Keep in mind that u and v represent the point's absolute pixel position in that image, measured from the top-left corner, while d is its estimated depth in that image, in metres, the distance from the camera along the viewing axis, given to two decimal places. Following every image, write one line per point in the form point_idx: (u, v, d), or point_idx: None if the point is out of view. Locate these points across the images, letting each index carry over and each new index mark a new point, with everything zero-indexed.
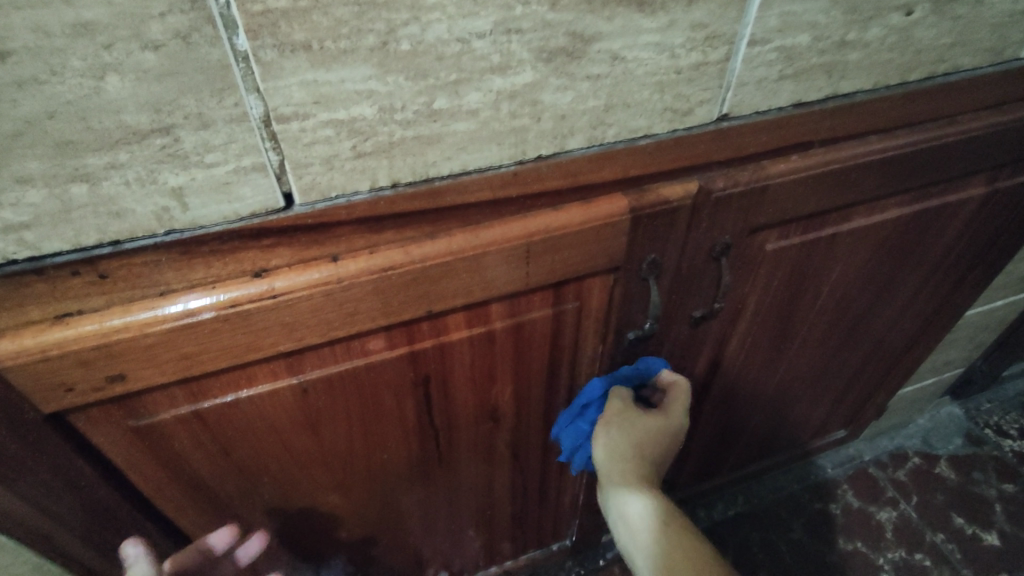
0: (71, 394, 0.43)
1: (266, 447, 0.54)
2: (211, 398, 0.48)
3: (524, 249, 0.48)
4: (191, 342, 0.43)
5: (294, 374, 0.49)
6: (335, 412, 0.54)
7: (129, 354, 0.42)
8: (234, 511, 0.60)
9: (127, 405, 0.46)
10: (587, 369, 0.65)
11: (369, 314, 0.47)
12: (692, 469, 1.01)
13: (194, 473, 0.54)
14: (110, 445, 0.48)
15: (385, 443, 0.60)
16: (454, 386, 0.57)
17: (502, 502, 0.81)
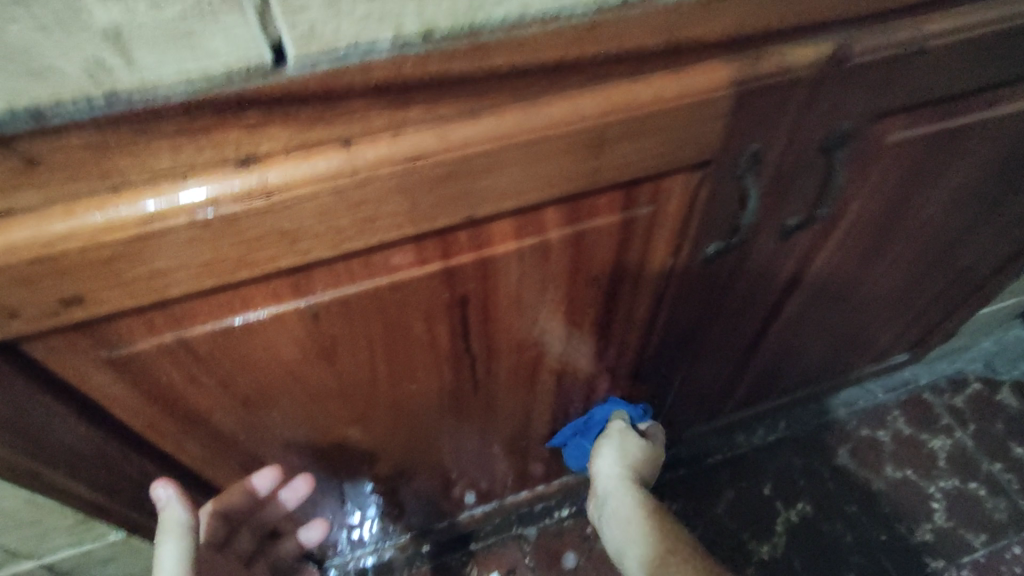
0: (16, 323, 0.33)
1: (273, 381, 0.46)
2: (199, 325, 0.39)
3: (597, 135, 0.37)
4: (163, 256, 0.33)
5: (302, 296, 0.39)
6: (355, 340, 0.45)
7: (82, 271, 0.32)
8: (245, 446, 0.53)
9: (95, 333, 0.37)
10: (647, 287, 0.55)
11: (394, 220, 0.36)
12: (740, 395, 0.94)
13: (192, 409, 0.46)
14: (82, 379, 0.40)
15: (415, 374, 0.52)
16: (496, 308, 0.48)
17: (539, 430, 0.75)
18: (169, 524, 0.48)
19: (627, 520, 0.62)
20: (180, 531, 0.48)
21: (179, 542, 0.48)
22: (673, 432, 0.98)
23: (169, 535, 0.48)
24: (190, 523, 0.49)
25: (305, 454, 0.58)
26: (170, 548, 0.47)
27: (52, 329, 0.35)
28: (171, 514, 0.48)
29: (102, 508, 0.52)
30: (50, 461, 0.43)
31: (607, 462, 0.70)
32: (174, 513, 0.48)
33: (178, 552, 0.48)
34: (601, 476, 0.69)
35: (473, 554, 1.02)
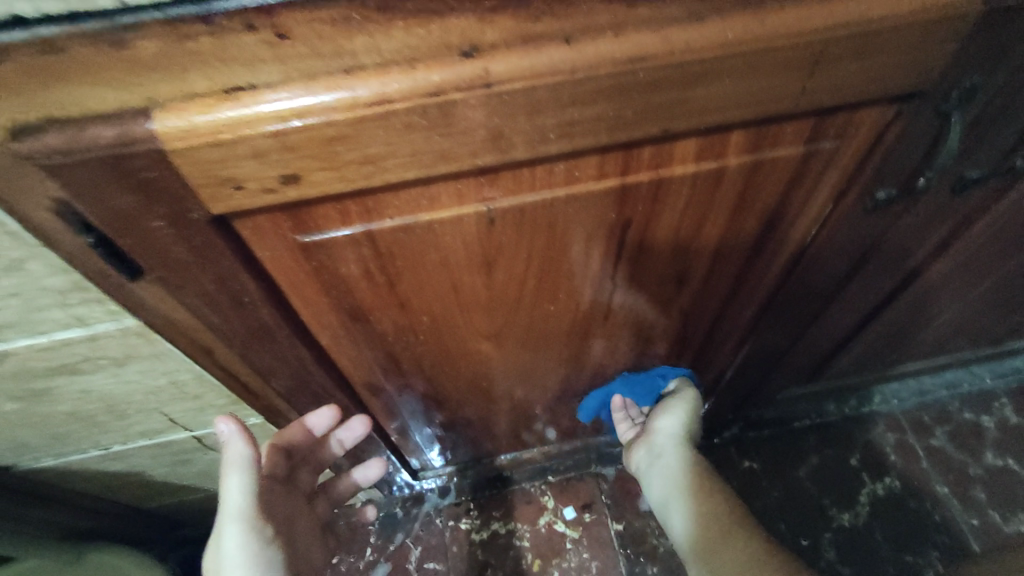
0: (240, 196, 0.35)
1: (435, 287, 0.48)
2: (385, 219, 0.40)
3: (818, 51, 0.34)
4: (379, 140, 0.34)
5: (483, 199, 0.40)
6: (517, 251, 0.46)
7: (306, 151, 0.33)
8: (388, 346, 0.56)
9: (295, 217, 0.39)
10: (802, 230, 0.52)
11: (593, 125, 0.36)
12: (846, 361, 0.91)
13: (354, 303, 0.48)
14: (273, 260, 0.42)
15: (557, 295, 0.53)
16: (654, 235, 0.47)
17: (646, 370, 0.75)
18: (231, 456, 0.53)
19: (691, 497, 0.70)
20: (242, 465, 0.53)
21: (241, 474, 0.53)
22: (767, 393, 0.96)
23: (234, 466, 0.53)
24: (252, 457, 0.54)
25: (435, 362, 0.61)
26: (235, 480, 0.53)
27: (263, 207, 0.37)
28: (234, 447, 0.53)
29: (257, 388, 0.57)
30: (230, 335, 0.47)
31: (668, 430, 0.77)
32: (237, 446, 0.53)
33: (241, 485, 0.54)
34: (662, 431, 0.77)
35: (550, 485, 1.06)
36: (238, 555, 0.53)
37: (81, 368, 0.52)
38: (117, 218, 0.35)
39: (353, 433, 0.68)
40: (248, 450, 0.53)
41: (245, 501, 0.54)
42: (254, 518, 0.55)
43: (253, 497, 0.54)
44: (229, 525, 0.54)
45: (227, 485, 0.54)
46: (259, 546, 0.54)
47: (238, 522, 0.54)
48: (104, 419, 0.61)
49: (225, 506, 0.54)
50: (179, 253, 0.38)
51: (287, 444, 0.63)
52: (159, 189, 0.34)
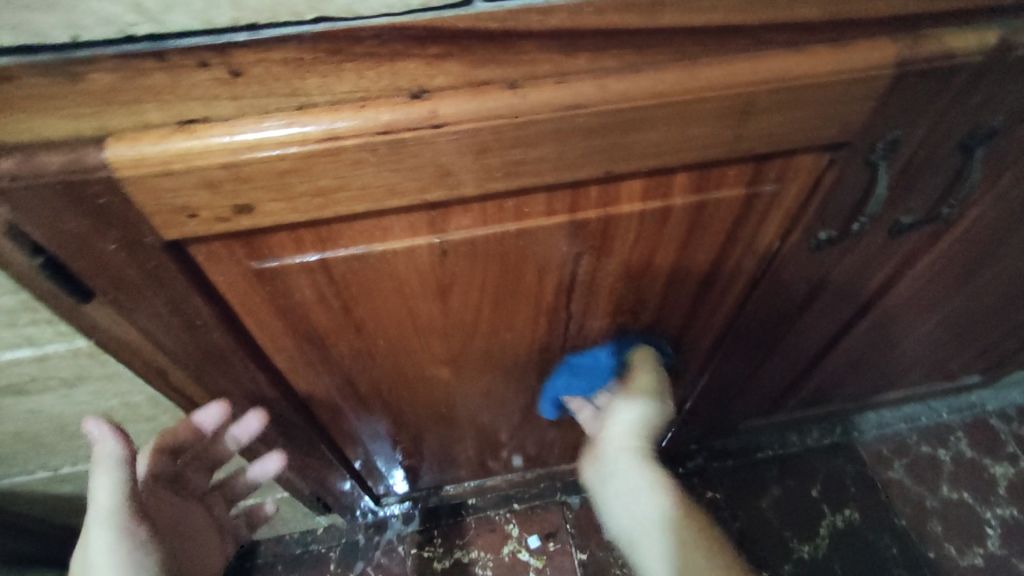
0: (194, 223, 0.36)
1: (392, 314, 0.49)
2: (339, 247, 0.41)
3: (746, 103, 0.36)
4: (330, 174, 0.35)
5: (434, 232, 0.42)
6: (470, 280, 0.47)
7: (258, 182, 0.35)
8: (346, 371, 0.56)
9: (250, 243, 0.40)
10: (750, 268, 0.55)
11: (538, 164, 0.38)
12: (804, 393, 0.93)
13: (311, 329, 0.49)
14: (229, 285, 0.43)
15: (513, 324, 0.54)
16: (605, 269, 0.49)
17: None
18: (100, 455, 0.50)
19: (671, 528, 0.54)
20: (113, 463, 0.50)
21: (110, 473, 0.50)
22: (730, 423, 0.98)
23: (102, 466, 0.50)
24: (123, 455, 0.50)
25: (394, 387, 0.62)
26: (104, 482, 0.50)
27: (217, 234, 0.38)
28: (104, 445, 0.50)
29: (213, 409, 0.57)
30: (184, 357, 0.48)
31: (623, 424, 0.62)
32: (105, 445, 0.49)
33: (110, 484, 0.50)
34: (611, 435, 0.62)
35: (515, 513, 1.06)
36: (104, 558, 0.49)
37: (28, 388, 0.51)
38: (69, 240, 0.35)
39: (247, 430, 0.58)
40: (121, 448, 0.50)
41: (115, 502, 0.50)
42: (125, 522, 0.51)
43: (123, 495, 0.50)
44: (97, 528, 0.49)
45: (96, 484, 0.50)
46: (131, 549, 0.50)
47: (105, 526, 0.50)
48: (53, 439, 0.60)
49: (93, 507, 0.50)
50: (131, 275, 0.39)
51: (170, 447, 0.57)
52: (111, 214, 0.35)
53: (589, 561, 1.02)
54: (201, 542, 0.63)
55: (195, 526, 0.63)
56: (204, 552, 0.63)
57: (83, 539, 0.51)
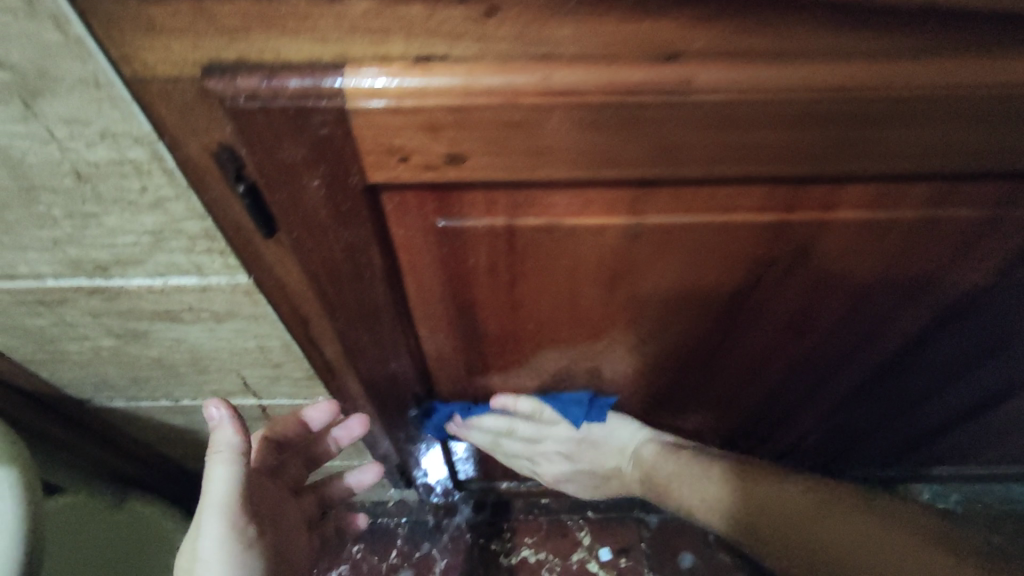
0: (401, 169, 0.35)
1: (554, 294, 0.47)
2: (528, 218, 0.39)
3: (1021, 109, 0.31)
4: (554, 132, 0.32)
5: (635, 213, 0.39)
6: (651, 269, 0.45)
7: (481, 132, 0.32)
8: (485, 344, 0.55)
9: (443, 198, 0.38)
10: (948, 303, 0.49)
11: (770, 150, 0.34)
12: (934, 452, 0.85)
13: (471, 298, 0.47)
14: (405, 240, 0.41)
15: (674, 321, 0.52)
16: (794, 277, 0.46)
17: (732, 416, 0.72)
18: (220, 442, 0.52)
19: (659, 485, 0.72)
20: (230, 453, 0.52)
21: (227, 462, 0.52)
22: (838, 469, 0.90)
23: (220, 456, 0.52)
24: (239, 445, 0.53)
25: (525, 369, 0.60)
26: (220, 469, 0.52)
27: (414, 185, 0.36)
28: (222, 432, 0.52)
29: (346, 362, 0.57)
30: (338, 308, 0.47)
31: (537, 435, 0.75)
32: (226, 432, 0.52)
33: (226, 474, 0.52)
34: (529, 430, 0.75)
35: (589, 522, 1.02)
36: (213, 550, 0.50)
37: (182, 316, 0.52)
38: (276, 173, 0.34)
39: (350, 433, 0.67)
40: (239, 438, 0.53)
41: (229, 494, 0.52)
42: (234, 515, 0.52)
43: (237, 489, 0.53)
44: (207, 518, 0.51)
45: (212, 475, 0.52)
46: (236, 545, 0.52)
47: (218, 516, 0.51)
48: (185, 370, 0.61)
49: (207, 500, 0.52)
50: (320, 216, 0.37)
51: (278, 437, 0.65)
52: (326, 150, 0.33)
53: None
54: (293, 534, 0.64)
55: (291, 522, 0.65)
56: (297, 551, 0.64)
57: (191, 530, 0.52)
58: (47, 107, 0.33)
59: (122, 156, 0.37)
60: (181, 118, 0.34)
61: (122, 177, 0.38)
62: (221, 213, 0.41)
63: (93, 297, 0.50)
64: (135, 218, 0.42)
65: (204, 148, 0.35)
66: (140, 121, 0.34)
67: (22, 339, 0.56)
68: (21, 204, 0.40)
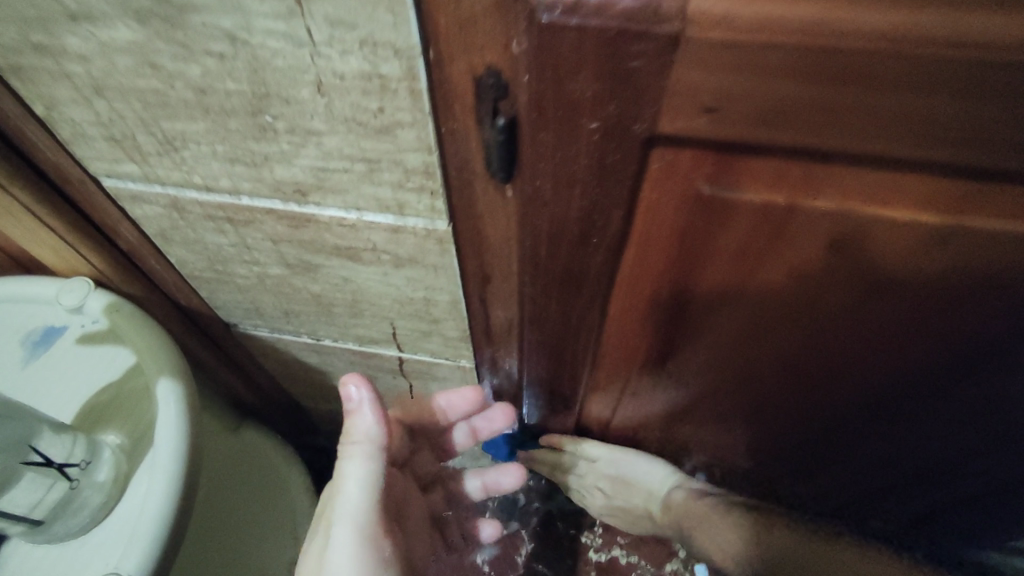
0: (704, 120, 0.29)
1: (785, 290, 0.41)
2: (815, 200, 0.33)
3: None
4: (927, 99, 0.26)
5: (948, 212, 0.32)
6: (919, 279, 0.38)
7: (834, 87, 0.26)
8: (671, 333, 0.50)
9: (724, 161, 0.32)
10: None
11: None
12: None
13: (687, 281, 0.42)
14: (650, 207, 0.36)
15: (914, 345, 0.45)
16: None
17: (902, 461, 0.64)
18: (358, 431, 0.52)
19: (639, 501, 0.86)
20: (367, 445, 0.52)
21: (364, 451, 0.52)
22: (995, 535, 0.79)
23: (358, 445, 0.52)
24: (376, 434, 0.52)
25: (700, 365, 0.54)
26: (357, 461, 0.51)
27: (700, 142, 0.31)
28: (359, 419, 0.52)
29: (513, 326, 0.53)
30: (542, 272, 0.42)
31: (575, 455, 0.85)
32: (364, 420, 0.52)
33: (362, 467, 0.52)
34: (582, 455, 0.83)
35: None
36: (350, 560, 0.50)
37: (361, 256, 0.50)
38: (555, 106, 0.30)
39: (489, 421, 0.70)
40: (376, 427, 0.52)
41: (363, 492, 0.52)
42: (368, 515, 0.52)
43: (369, 486, 0.52)
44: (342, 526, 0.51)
45: (350, 466, 0.52)
46: (371, 555, 0.51)
47: (350, 518, 0.51)
48: (341, 311, 0.60)
49: (343, 497, 0.52)
50: (578, 164, 0.33)
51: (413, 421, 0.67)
52: (627, 84, 0.28)
53: None
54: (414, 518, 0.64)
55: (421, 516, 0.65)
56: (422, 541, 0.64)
57: (326, 529, 0.52)
58: (316, 5, 0.30)
59: (373, 70, 0.33)
60: (456, 33, 0.29)
61: (362, 94, 0.35)
62: (453, 149, 0.37)
63: (280, 221, 0.48)
64: (358, 143, 0.38)
65: (468, 70, 0.31)
66: (411, 30, 0.30)
67: (196, 254, 0.55)
68: (248, 112, 0.38)
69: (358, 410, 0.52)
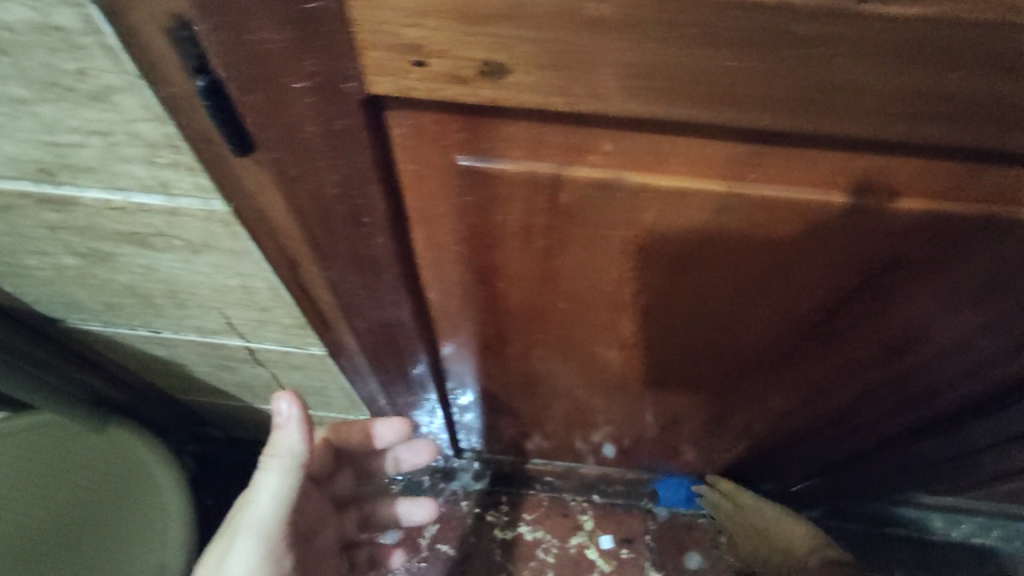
0: (417, 78, 0.24)
1: (596, 278, 0.37)
2: (584, 166, 0.29)
3: None
4: (651, 47, 0.22)
5: (727, 180, 0.29)
6: (726, 256, 0.34)
7: (541, 30, 0.22)
8: (501, 325, 0.45)
9: (473, 128, 0.27)
10: None
11: (953, 110, 0.23)
12: (993, 488, 0.74)
13: (491, 266, 0.38)
14: (416, 180, 0.31)
15: (749, 321, 0.42)
16: (912, 288, 0.36)
17: (772, 427, 0.64)
18: (279, 447, 0.48)
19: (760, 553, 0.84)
20: (290, 465, 0.48)
21: (282, 471, 0.48)
22: (879, 490, 0.81)
23: (277, 463, 0.48)
24: (301, 452, 0.48)
25: (548, 352, 0.51)
26: (272, 477, 0.48)
27: (432, 103, 0.26)
28: (286, 433, 0.48)
29: (340, 315, 0.48)
30: (332, 256, 0.38)
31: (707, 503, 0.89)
32: (290, 434, 0.48)
33: (276, 485, 0.49)
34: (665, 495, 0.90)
35: (593, 506, 0.95)
36: (251, 555, 0.50)
37: (152, 242, 0.44)
38: (247, 65, 0.25)
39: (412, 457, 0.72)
40: (301, 445, 0.48)
41: (273, 510, 0.49)
42: (274, 531, 0.50)
43: (281, 506, 0.49)
44: (251, 527, 0.49)
45: (264, 482, 0.49)
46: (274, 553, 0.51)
47: (255, 533, 0.49)
48: (162, 302, 0.53)
49: (252, 510, 0.49)
50: (308, 133, 0.27)
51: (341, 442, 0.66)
52: (312, 36, 0.23)
53: None
54: (319, 528, 0.64)
55: (327, 538, 0.66)
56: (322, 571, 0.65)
57: (229, 533, 0.50)
58: None
59: (45, 20, 0.27)
60: None
61: (51, 52, 0.28)
62: (182, 118, 0.31)
63: (44, 207, 0.42)
64: (79, 113, 0.32)
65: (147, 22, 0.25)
66: None
67: None
68: None
69: (286, 425, 0.47)
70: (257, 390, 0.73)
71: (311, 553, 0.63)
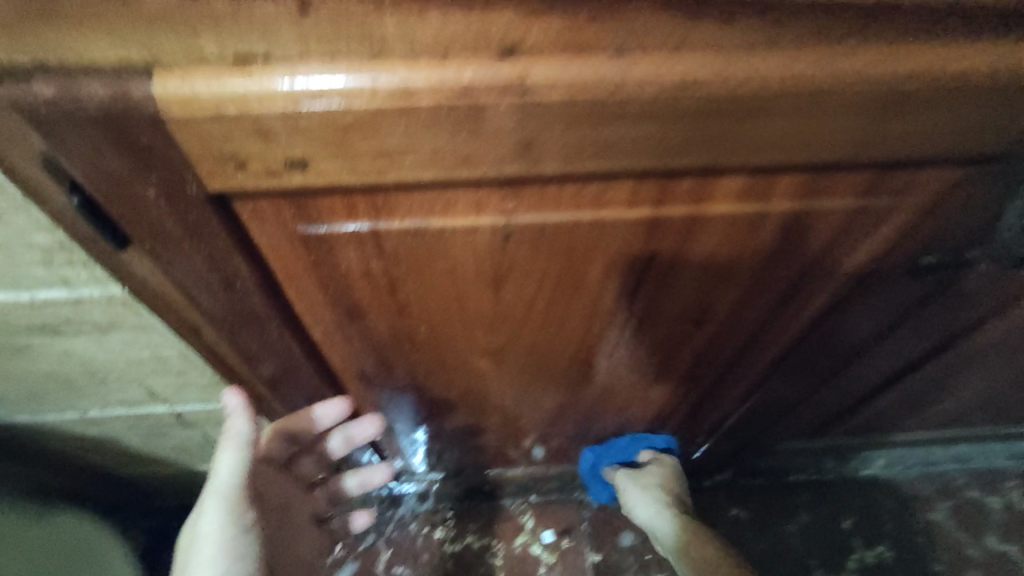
0: (241, 175, 0.32)
1: (439, 297, 0.46)
2: (396, 218, 0.37)
3: (856, 103, 0.31)
4: (402, 136, 0.31)
5: (503, 213, 0.38)
6: (531, 269, 0.43)
7: (320, 135, 0.30)
8: (383, 350, 0.54)
9: (300, 203, 0.36)
10: (827, 292, 0.51)
11: (626, 147, 0.33)
12: (855, 423, 0.87)
13: (354, 302, 0.46)
14: (271, 247, 0.39)
15: (575, 318, 0.51)
16: (681, 271, 0.46)
17: (649, 406, 0.74)
18: (232, 429, 0.54)
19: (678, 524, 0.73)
20: (238, 439, 0.54)
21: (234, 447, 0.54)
22: (767, 443, 0.92)
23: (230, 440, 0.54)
24: (248, 433, 0.55)
25: (435, 369, 0.59)
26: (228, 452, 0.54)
27: (263, 191, 0.34)
28: (234, 421, 0.54)
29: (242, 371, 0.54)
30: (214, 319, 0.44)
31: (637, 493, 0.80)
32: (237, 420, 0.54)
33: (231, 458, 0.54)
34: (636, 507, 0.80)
35: (532, 506, 1.03)
36: (215, 525, 0.53)
37: (64, 328, 0.49)
38: (107, 185, 0.32)
39: (362, 431, 0.70)
40: (248, 426, 0.55)
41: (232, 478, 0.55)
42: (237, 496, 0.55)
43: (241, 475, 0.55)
44: (212, 496, 0.54)
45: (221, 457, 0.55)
46: (236, 526, 0.54)
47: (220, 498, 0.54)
48: (82, 382, 0.58)
49: (215, 479, 0.55)
50: (168, 225, 0.34)
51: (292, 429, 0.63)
52: (154, 158, 0.31)
53: (602, 563, 0.98)
54: (289, 502, 0.67)
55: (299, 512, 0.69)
56: (302, 544, 0.68)
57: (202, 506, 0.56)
58: None
59: None
60: None
61: None
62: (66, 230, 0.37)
63: None
64: None
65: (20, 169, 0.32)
66: None
67: None
68: None
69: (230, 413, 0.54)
70: (191, 452, 0.77)
71: (287, 526, 0.66)
